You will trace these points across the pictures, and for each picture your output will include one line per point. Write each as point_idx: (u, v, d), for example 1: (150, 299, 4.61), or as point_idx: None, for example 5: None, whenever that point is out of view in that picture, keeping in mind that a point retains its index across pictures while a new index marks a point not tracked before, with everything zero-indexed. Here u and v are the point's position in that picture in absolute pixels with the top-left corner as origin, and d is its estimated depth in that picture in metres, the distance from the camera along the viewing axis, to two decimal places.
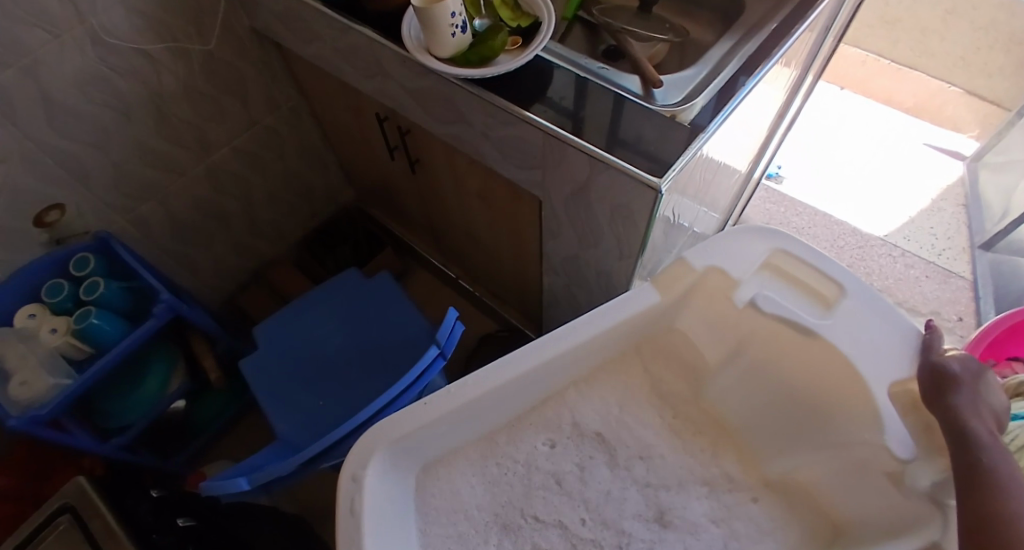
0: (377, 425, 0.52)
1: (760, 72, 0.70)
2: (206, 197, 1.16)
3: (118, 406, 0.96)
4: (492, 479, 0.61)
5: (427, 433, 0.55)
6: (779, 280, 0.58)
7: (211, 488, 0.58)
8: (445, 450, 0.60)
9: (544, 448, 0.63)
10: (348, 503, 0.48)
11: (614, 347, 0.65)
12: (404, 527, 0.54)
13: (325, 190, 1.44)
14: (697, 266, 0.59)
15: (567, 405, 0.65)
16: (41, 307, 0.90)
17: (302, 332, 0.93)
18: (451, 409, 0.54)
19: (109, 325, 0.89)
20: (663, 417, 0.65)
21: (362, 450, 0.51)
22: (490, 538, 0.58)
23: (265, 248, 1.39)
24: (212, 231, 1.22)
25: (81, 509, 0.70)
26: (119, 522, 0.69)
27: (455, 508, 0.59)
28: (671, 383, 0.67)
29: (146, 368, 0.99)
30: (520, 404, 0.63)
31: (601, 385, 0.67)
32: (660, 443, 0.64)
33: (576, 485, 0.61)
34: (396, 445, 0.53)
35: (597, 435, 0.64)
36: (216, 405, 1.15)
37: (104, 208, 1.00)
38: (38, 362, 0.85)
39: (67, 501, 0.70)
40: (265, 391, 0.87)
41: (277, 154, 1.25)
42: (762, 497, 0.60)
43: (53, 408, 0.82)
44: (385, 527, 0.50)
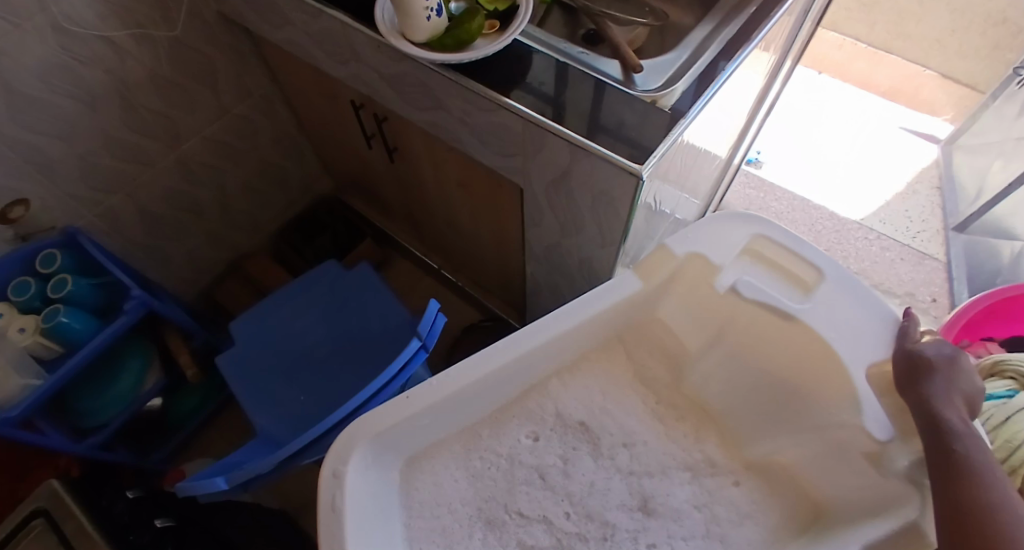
0: (358, 420, 0.52)
1: (739, 57, 0.69)
2: (178, 189, 1.13)
3: (92, 405, 0.93)
4: (477, 472, 0.61)
5: (409, 427, 0.55)
6: (760, 265, 0.58)
7: (189, 488, 0.57)
8: (427, 444, 0.60)
9: (528, 440, 0.63)
10: (330, 500, 0.47)
11: (596, 336, 0.65)
12: (387, 525, 0.54)
13: (301, 180, 1.41)
14: (678, 253, 0.59)
15: (550, 396, 0.65)
16: (7, 305, 0.86)
17: (282, 327, 0.91)
18: (433, 402, 0.53)
19: (78, 323, 0.86)
20: (646, 406, 0.66)
21: (343, 446, 0.50)
22: (475, 532, 0.57)
23: (241, 240, 1.36)
24: (185, 224, 1.19)
25: (55, 512, 0.68)
26: (95, 524, 0.68)
27: (439, 503, 0.58)
28: (654, 372, 0.67)
29: (119, 366, 0.96)
30: (503, 396, 0.63)
31: (584, 375, 0.67)
32: (643, 433, 0.64)
33: (559, 478, 0.61)
34: (377, 440, 0.52)
35: (580, 425, 0.64)
36: (194, 401, 1.13)
37: (72, 203, 0.97)
38: (6, 362, 0.82)
39: (40, 505, 0.68)
40: (243, 387, 0.85)
41: (251, 144, 1.21)
42: (744, 482, 0.60)
43: (23, 409, 0.81)
44: (368, 523, 0.49)
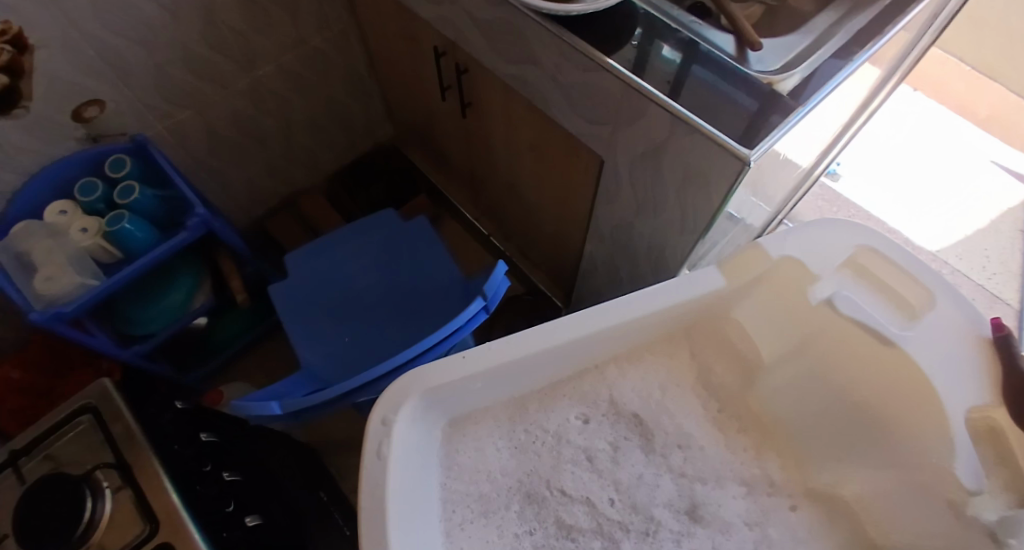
0: (412, 373, 0.51)
1: (854, 64, 0.65)
2: (245, 114, 1.12)
3: (142, 314, 0.95)
4: (520, 444, 0.59)
5: (462, 388, 0.54)
6: (864, 282, 0.54)
7: (243, 408, 0.58)
8: (474, 406, 0.59)
9: (577, 421, 0.61)
10: (376, 445, 0.48)
11: (662, 328, 0.63)
12: (426, 479, 0.53)
13: (363, 124, 1.39)
14: (774, 256, 0.56)
15: (606, 381, 0.63)
16: (72, 204, 0.88)
17: (334, 266, 0.90)
18: (491, 366, 0.52)
19: (139, 231, 0.87)
20: (705, 409, 0.63)
21: (395, 394, 0.50)
22: (512, 504, 0.56)
23: (299, 176, 1.35)
24: (248, 150, 1.19)
25: (105, 411, 0.57)
26: (143, 429, 0.56)
27: (480, 468, 0.57)
28: (720, 377, 0.64)
29: (170, 279, 0.98)
30: (558, 373, 0.61)
31: (644, 364, 0.64)
32: (698, 436, 0.61)
33: (607, 464, 0.59)
34: (430, 394, 0.52)
35: (634, 417, 0.61)
36: (238, 325, 1.14)
37: (144, 111, 0.97)
38: (65, 260, 0.85)
39: (90, 401, 0.58)
40: (294, 319, 0.86)
41: (321, 79, 1.20)
42: (803, 506, 0.57)
43: (77, 307, 0.83)
44: (411, 474, 0.50)
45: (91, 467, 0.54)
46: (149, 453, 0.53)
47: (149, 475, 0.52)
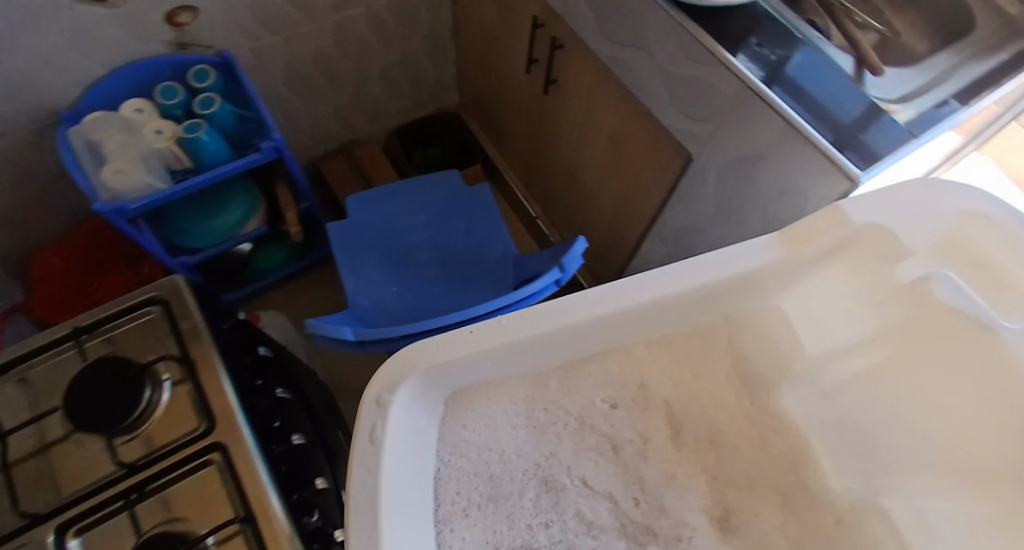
0: (418, 344, 0.42)
1: (978, 104, 0.61)
2: (325, 52, 1.12)
3: (196, 228, 0.96)
4: (536, 424, 0.48)
5: (473, 367, 0.44)
6: (965, 261, 0.37)
7: (318, 326, 0.60)
8: (488, 378, 0.47)
9: (604, 405, 0.50)
10: (369, 430, 0.40)
11: (709, 310, 0.50)
12: (423, 465, 0.44)
13: (433, 86, 1.39)
14: (854, 220, 0.42)
15: (640, 360, 0.51)
16: (149, 105, 0.90)
17: (390, 217, 0.90)
18: (504, 340, 0.43)
19: (213, 144, 0.87)
20: (737, 406, 0.50)
21: (391, 371, 0.41)
22: (527, 493, 0.46)
23: (361, 124, 1.35)
24: (319, 88, 1.18)
25: (174, 307, 0.57)
26: (210, 333, 0.56)
27: (491, 445, 0.47)
28: (760, 361, 0.51)
29: (229, 199, 0.98)
30: (580, 352, 0.49)
31: (691, 342, 0.52)
32: (733, 437, 0.49)
33: (634, 458, 0.48)
34: (435, 372, 0.43)
35: (664, 406, 0.50)
36: (280, 259, 1.14)
37: (235, 30, 0.97)
38: (137, 158, 0.86)
39: (160, 294, 0.58)
40: (342, 257, 0.86)
41: (405, 30, 1.19)
42: (849, 522, 0.43)
43: (139, 206, 0.83)
44: (409, 469, 0.41)
45: (151, 358, 0.55)
46: (215, 359, 0.54)
47: (213, 379, 0.53)
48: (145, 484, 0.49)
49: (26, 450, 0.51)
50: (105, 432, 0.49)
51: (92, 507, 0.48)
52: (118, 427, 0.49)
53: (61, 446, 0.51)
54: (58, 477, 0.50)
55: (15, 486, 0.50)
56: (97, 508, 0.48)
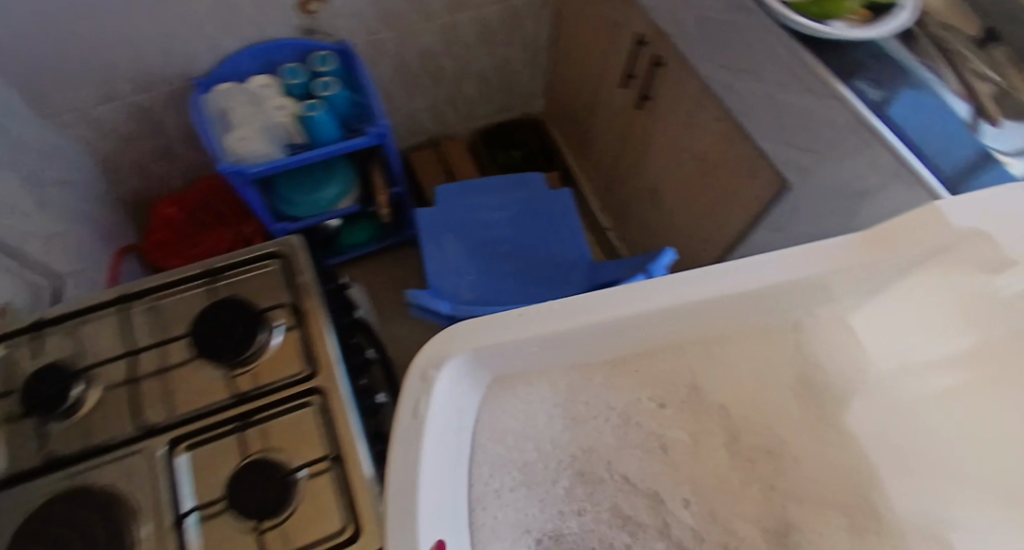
0: (466, 324, 0.42)
1: None
2: (432, 50, 1.19)
3: (299, 199, 1.05)
4: (577, 417, 0.49)
5: (516, 353, 0.45)
6: None
7: (417, 298, 0.66)
8: (533, 364, 0.47)
9: (650, 404, 0.50)
10: (412, 404, 0.40)
11: (773, 316, 0.50)
12: (459, 442, 0.44)
13: (524, 93, 1.44)
14: (954, 226, 0.41)
15: (689, 363, 0.50)
16: (275, 82, 0.99)
17: (475, 209, 0.95)
18: (555, 326, 0.43)
19: (326, 124, 0.95)
20: (802, 418, 0.50)
21: (440, 345, 0.42)
22: (559, 480, 0.47)
23: (452, 121, 1.42)
24: (421, 83, 1.26)
25: (290, 263, 0.64)
26: (319, 290, 0.62)
27: (524, 433, 0.48)
28: (832, 372, 0.51)
29: (330, 176, 1.07)
30: (639, 345, 0.49)
31: (743, 350, 0.51)
32: (794, 443, 0.49)
33: (683, 458, 0.49)
34: (482, 353, 0.43)
35: (721, 410, 0.51)
36: (363, 237, 1.23)
37: (357, 23, 1.05)
38: (258, 127, 0.94)
39: (279, 250, 0.64)
40: (428, 241, 0.91)
41: (507, 37, 1.25)
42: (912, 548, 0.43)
43: (257, 171, 0.91)
44: (449, 443, 0.43)
45: (265, 304, 0.61)
46: (322, 314, 0.60)
47: (318, 332, 0.59)
48: (248, 414, 0.55)
49: (153, 369, 0.58)
50: (227, 362, 0.57)
51: (203, 427, 0.54)
52: (235, 360, 0.56)
53: (179, 369, 0.58)
54: (172, 395, 0.57)
55: (135, 396, 0.57)
56: (205, 428, 0.54)
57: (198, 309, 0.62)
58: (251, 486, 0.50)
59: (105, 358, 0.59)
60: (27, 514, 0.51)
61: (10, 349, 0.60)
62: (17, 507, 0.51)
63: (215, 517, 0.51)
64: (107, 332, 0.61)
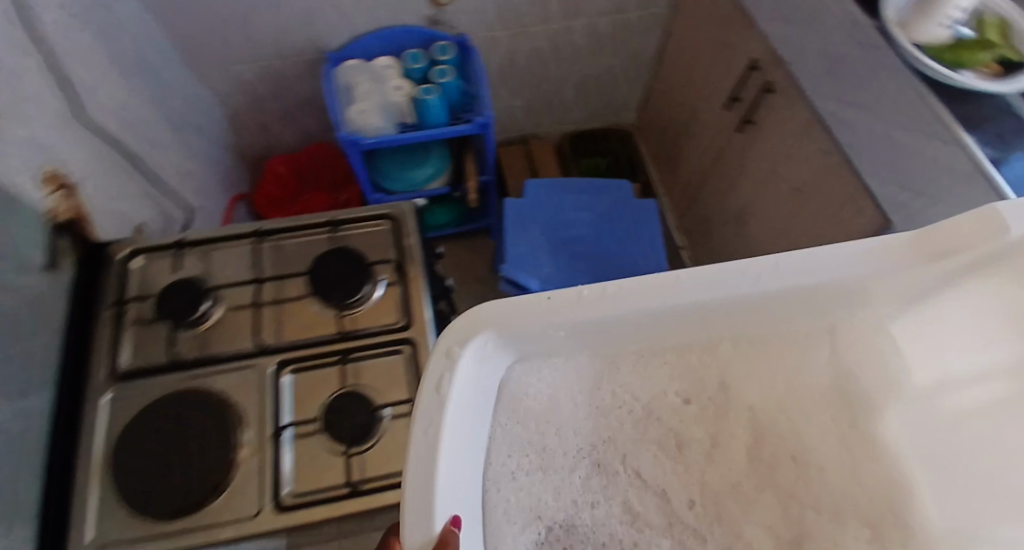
0: (490, 305, 0.44)
1: None
2: (540, 52, 1.24)
3: (397, 174, 1.13)
4: (597, 404, 0.48)
5: (541, 336, 0.46)
6: None
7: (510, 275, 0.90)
8: (558, 347, 0.48)
9: (674, 399, 0.49)
10: (435, 380, 0.41)
11: (807, 313, 0.49)
12: (479, 419, 0.44)
13: (619, 105, 1.47)
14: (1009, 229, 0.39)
15: (718, 358, 0.50)
16: (397, 65, 1.07)
17: (557, 207, 1.00)
18: (578, 315, 0.44)
19: (437, 108, 1.02)
20: (832, 425, 0.48)
21: (466, 325, 0.43)
22: (577, 469, 0.46)
23: (544, 123, 1.47)
24: (523, 82, 1.32)
25: (400, 225, 0.70)
26: (420, 254, 0.68)
27: (550, 420, 0.47)
28: (866, 379, 0.49)
29: (428, 157, 1.14)
30: (671, 334, 0.49)
31: (773, 350, 0.51)
32: (819, 452, 0.47)
33: (700, 458, 0.47)
34: (506, 333, 0.44)
35: (747, 412, 0.48)
36: (444, 218, 1.30)
37: (478, 18, 1.12)
38: (376, 103, 1.03)
39: (391, 212, 0.71)
40: (509, 230, 0.98)
41: (614, 48, 1.28)
42: None
43: (369, 143, 1.00)
44: (469, 418, 0.42)
45: (372, 260, 0.68)
46: (420, 275, 0.66)
47: (416, 291, 0.65)
48: (346, 353, 0.62)
49: (270, 298, 0.67)
50: (336, 303, 0.64)
51: (307, 355, 0.62)
52: (341, 303, 0.64)
53: (291, 303, 0.66)
54: (282, 324, 0.64)
55: (251, 319, 0.65)
56: (308, 357, 0.62)
57: (313, 253, 0.70)
58: (341, 415, 0.57)
59: (229, 282, 0.68)
60: (146, 403, 0.59)
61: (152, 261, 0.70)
62: (141, 394, 0.60)
63: (307, 435, 0.58)
64: (233, 260, 0.70)
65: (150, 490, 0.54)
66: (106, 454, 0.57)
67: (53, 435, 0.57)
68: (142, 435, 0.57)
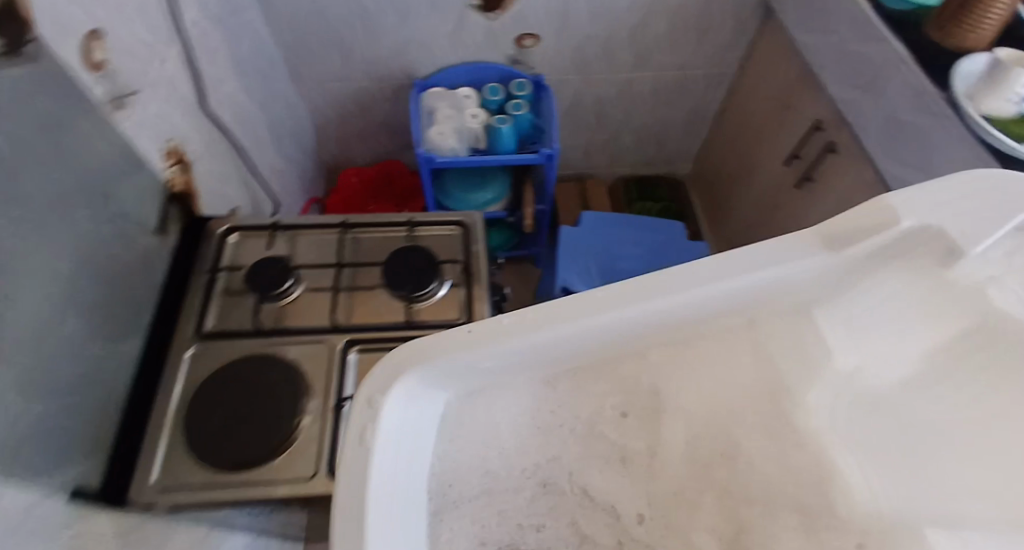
0: (413, 345, 0.40)
1: None
2: (606, 97, 1.33)
3: (460, 193, 1.21)
4: (525, 414, 0.45)
5: (471, 370, 0.42)
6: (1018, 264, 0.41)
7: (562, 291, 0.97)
8: (489, 378, 0.44)
9: (609, 413, 0.47)
10: (357, 433, 0.36)
11: (730, 314, 0.47)
12: (418, 461, 0.40)
13: (674, 155, 1.53)
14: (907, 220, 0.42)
15: (644, 365, 0.48)
16: (475, 96, 1.17)
17: (609, 238, 1.09)
18: (508, 340, 0.40)
19: (507, 137, 1.10)
20: (756, 437, 0.49)
21: (387, 371, 0.39)
22: (522, 491, 0.43)
23: (600, 165, 1.54)
24: (586, 124, 1.40)
25: (471, 232, 0.77)
26: (485, 260, 0.75)
27: (493, 445, 0.44)
28: (782, 370, 0.50)
29: (491, 181, 1.22)
30: (578, 351, 0.44)
31: (692, 352, 0.49)
32: (745, 452, 0.48)
33: (642, 469, 0.46)
34: (434, 372, 0.40)
35: (677, 414, 0.48)
36: (498, 241, 1.36)
37: (554, 62, 1.22)
38: (452, 128, 1.11)
39: (463, 220, 0.79)
40: (562, 254, 1.06)
41: (676, 102, 1.36)
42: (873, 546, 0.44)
43: (441, 161, 1.08)
44: (403, 468, 0.38)
45: (441, 259, 0.75)
46: (483, 279, 0.72)
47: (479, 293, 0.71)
48: (411, 337, 0.67)
49: (346, 285, 0.73)
50: (405, 294, 0.70)
51: (375, 337, 0.67)
52: (410, 294, 0.70)
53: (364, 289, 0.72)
54: (355, 307, 0.71)
55: (326, 300, 0.71)
56: (374, 338, 0.67)
57: (389, 248, 0.77)
58: None
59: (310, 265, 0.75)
60: (222, 364, 0.65)
61: (242, 240, 0.77)
62: (218, 355, 0.66)
63: None
64: (316, 246, 0.77)
65: (217, 444, 0.58)
66: (179, 407, 0.61)
67: (133, 381, 0.61)
68: (214, 392, 0.62)
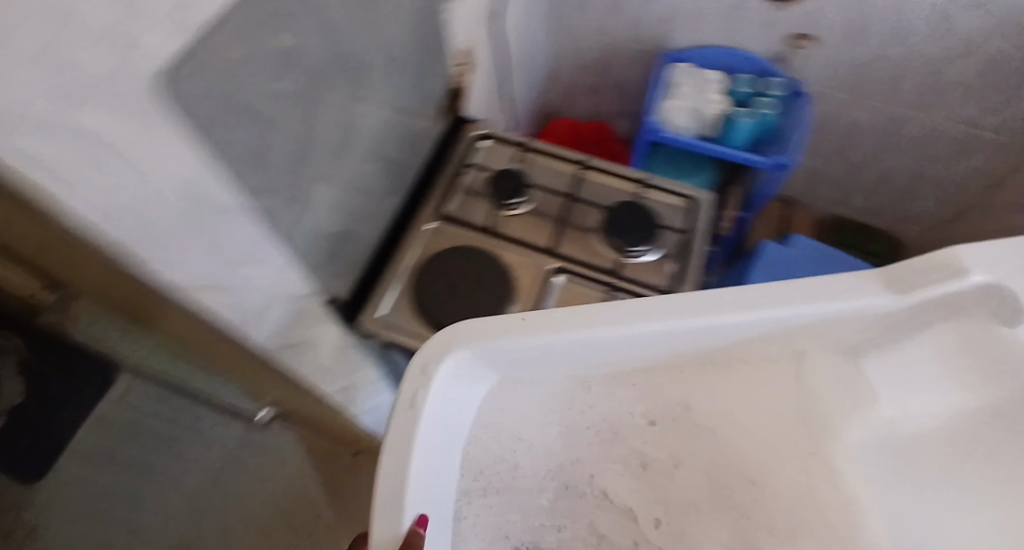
0: (454, 328, 0.46)
1: None
2: (858, 127, 1.25)
3: (671, 171, 1.23)
4: (558, 411, 0.49)
5: (519, 357, 0.47)
6: None
7: None
8: (522, 368, 0.49)
9: (638, 418, 0.49)
10: (410, 396, 0.43)
11: (775, 339, 0.48)
12: (454, 431, 0.46)
13: (905, 211, 1.39)
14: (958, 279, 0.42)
15: (681, 380, 0.50)
16: (723, 82, 1.16)
17: (815, 267, 1.08)
18: (537, 335, 0.45)
19: (739, 132, 1.10)
20: (787, 476, 0.46)
21: (437, 345, 0.45)
22: (545, 485, 0.46)
23: (815, 194, 1.46)
24: (821, 148, 1.33)
25: (697, 211, 0.85)
26: (700, 239, 0.82)
27: (524, 432, 0.48)
28: (824, 413, 0.48)
29: (705, 169, 1.22)
30: (611, 354, 0.48)
31: (726, 373, 0.50)
32: (768, 480, 0.46)
33: (662, 477, 0.47)
34: (483, 354, 0.46)
35: (705, 429, 0.48)
36: None
37: (815, 77, 1.18)
38: (688, 107, 1.13)
39: (695, 196, 0.86)
40: (760, 264, 1.08)
41: (938, 155, 1.23)
42: None
43: (664, 136, 1.13)
44: (441, 434, 0.44)
45: (661, 224, 0.84)
46: (698, 253, 0.80)
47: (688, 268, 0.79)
48: (617, 283, 0.77)
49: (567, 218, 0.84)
50: (621, 244, 0.80)
51: (589, 270, 0.78)
52: (627, 246, 0.79)
53: (582, 227, 0.83)
54: (570, 239, 0.82)
55: (548, 224, 0.83)
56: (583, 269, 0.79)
57: (614, 198, 0.87)
58: None
59: (541, 188, 0.87)
60: (455, 245, 0.81)
61: (492, 147, 0.91)
62: (455, 237, 0.82)
63: None
64: (548, 174, 0.89)
65: (440, 303, 0.75)
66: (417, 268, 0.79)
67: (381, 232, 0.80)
68: (442, 264, 0.78)
